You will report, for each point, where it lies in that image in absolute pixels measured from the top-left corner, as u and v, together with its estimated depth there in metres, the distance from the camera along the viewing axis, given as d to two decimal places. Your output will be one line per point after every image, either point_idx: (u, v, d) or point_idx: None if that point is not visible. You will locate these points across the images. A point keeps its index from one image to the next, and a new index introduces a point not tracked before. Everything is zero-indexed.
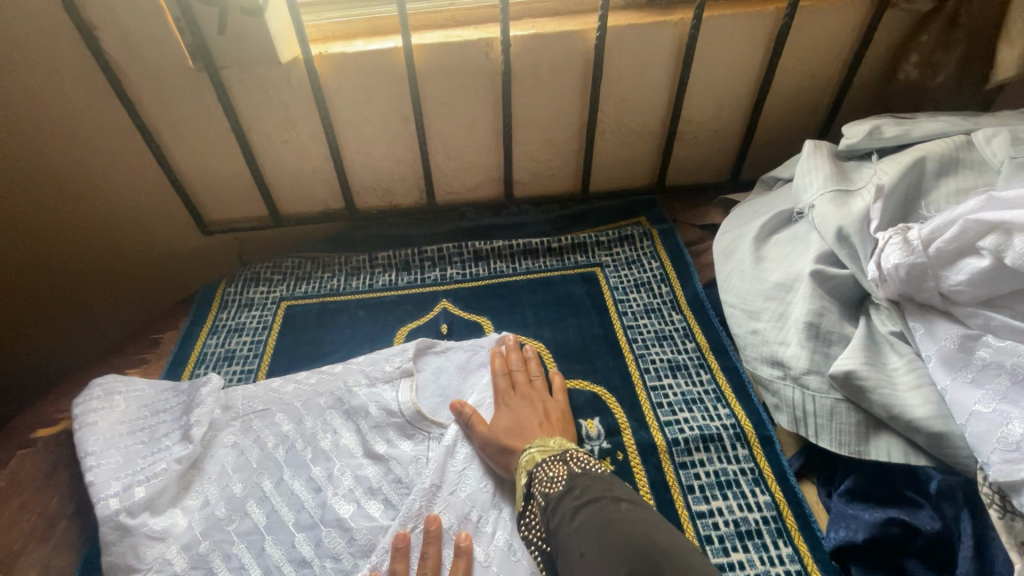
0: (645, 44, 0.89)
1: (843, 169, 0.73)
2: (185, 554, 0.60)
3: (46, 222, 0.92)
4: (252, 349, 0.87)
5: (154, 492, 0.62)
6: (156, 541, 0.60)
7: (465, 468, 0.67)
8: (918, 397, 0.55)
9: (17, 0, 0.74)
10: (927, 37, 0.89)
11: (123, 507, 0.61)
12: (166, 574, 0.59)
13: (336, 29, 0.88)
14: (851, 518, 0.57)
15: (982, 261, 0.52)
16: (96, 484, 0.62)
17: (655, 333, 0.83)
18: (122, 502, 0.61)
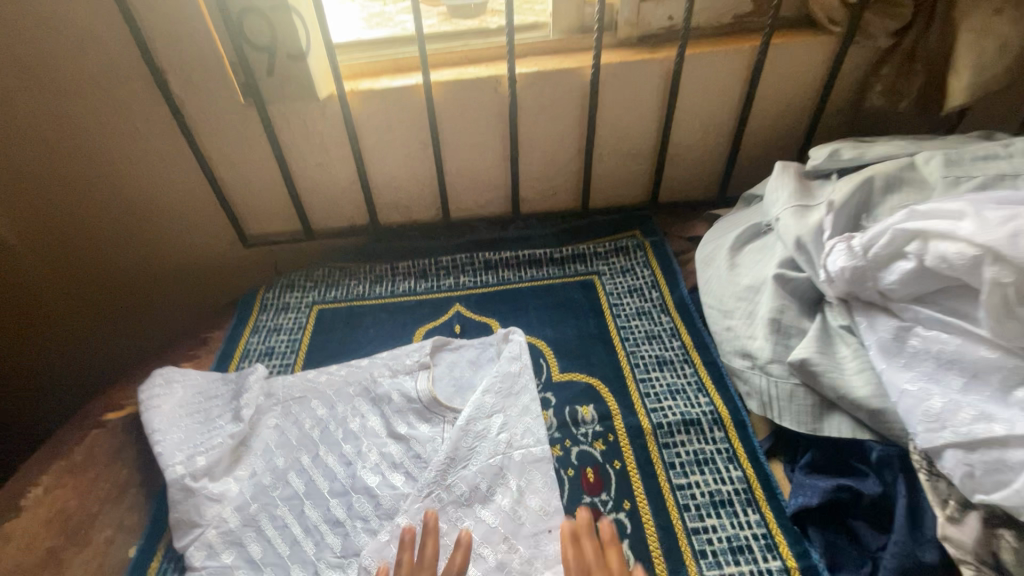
0: (635, 78, 1.01)
1: (807, 187, 0.83)
2: (237, 513, 0.71)
3: (119, 234, 1.09)
4: (289, 346, 0.98)
5: (212, 461, 0.74)
6: (214, 502, 0.71)
7: (475, 446, 0.75)
8: (861, 379, 0.65)
9: (103, 50, 0.89)
10: (889, 69, 0.99)
11: (186, 472, 0.72)
12: (223, 529, 0.69)
13: (364, 67, 1.01)
14: (808, 487, 0.66)
15: (909, 264, 0.60)
16: (164, 454, 0.74)
17: (646, 333, 0.93)
18: (187, 469, 0.72)
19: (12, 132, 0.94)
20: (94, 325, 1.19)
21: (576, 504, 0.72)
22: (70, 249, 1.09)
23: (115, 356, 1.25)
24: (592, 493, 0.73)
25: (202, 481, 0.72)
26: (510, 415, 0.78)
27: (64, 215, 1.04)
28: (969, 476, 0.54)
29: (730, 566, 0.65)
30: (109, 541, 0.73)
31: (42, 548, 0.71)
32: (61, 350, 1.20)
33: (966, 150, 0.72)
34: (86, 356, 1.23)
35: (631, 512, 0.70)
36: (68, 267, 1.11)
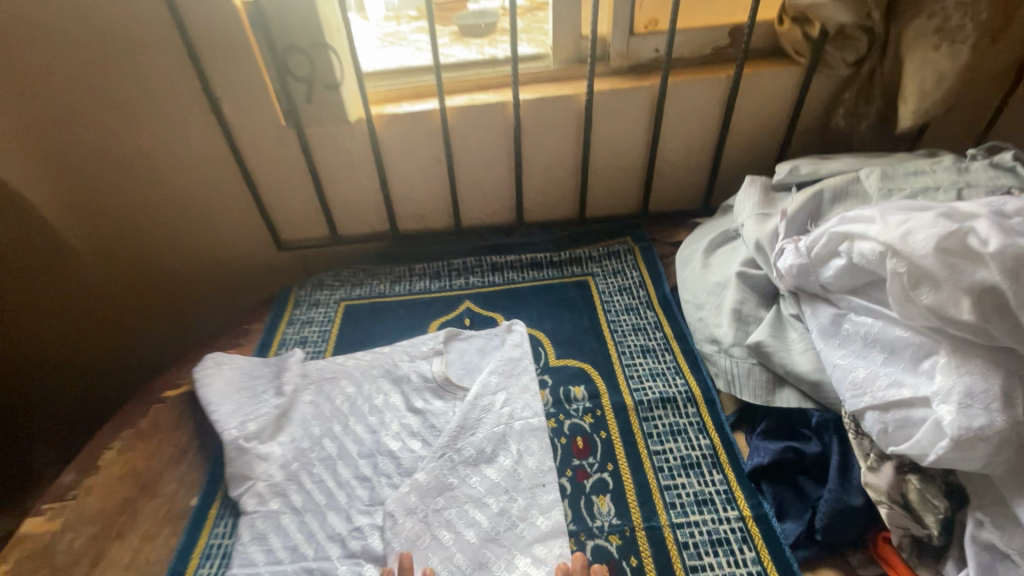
0: (624, 103, 1.15)
1: (771, 198, 0.96)
2: (281, 472, 0.84)
3: (171, 240, 1.25)
4: (320, 335, 1.12)
5: (261, 426, 0.88)
6: (263, 461, 0.85)
7: (482, 417, 0.87)
8: (805, 358, 0.78)
9: (170, 82, 1.05)
10: (850, 94, 1.11)
11: (238, 435, 0.86)
12: (270, 482, 0.83)
13: (387, 94, 1.17)
14: (762, 449, 0.78)
15: (841, 261, 0.72)
16: (220, 421, 0.88)
17: (632, 325, 1.06)
18: (240, 432, 0.86)
19: (85, 155, 1.12)
20: (151, 320, 1.37)
21: (567, 466, 0.84)
22: (130, 254, 1.26)
23: (168, 346, 1.43)
24: (581, 456, 0.85)
25: (250, 443, 0.86)
26: (512, 391, 0.91)
27: (125, 225, 1.22)
28: (884, 432, 0.66)
29: (695, 514, 0.76)
30: (175, 493, 0.87)
31: (119, 498, 0.85)
32: (124, 340, 1.39)
33: (900, 167, 0.85)
34: (144, 345, 1.42)
35: (613, 472, 0.83)
36: (129, 267, 1.28)
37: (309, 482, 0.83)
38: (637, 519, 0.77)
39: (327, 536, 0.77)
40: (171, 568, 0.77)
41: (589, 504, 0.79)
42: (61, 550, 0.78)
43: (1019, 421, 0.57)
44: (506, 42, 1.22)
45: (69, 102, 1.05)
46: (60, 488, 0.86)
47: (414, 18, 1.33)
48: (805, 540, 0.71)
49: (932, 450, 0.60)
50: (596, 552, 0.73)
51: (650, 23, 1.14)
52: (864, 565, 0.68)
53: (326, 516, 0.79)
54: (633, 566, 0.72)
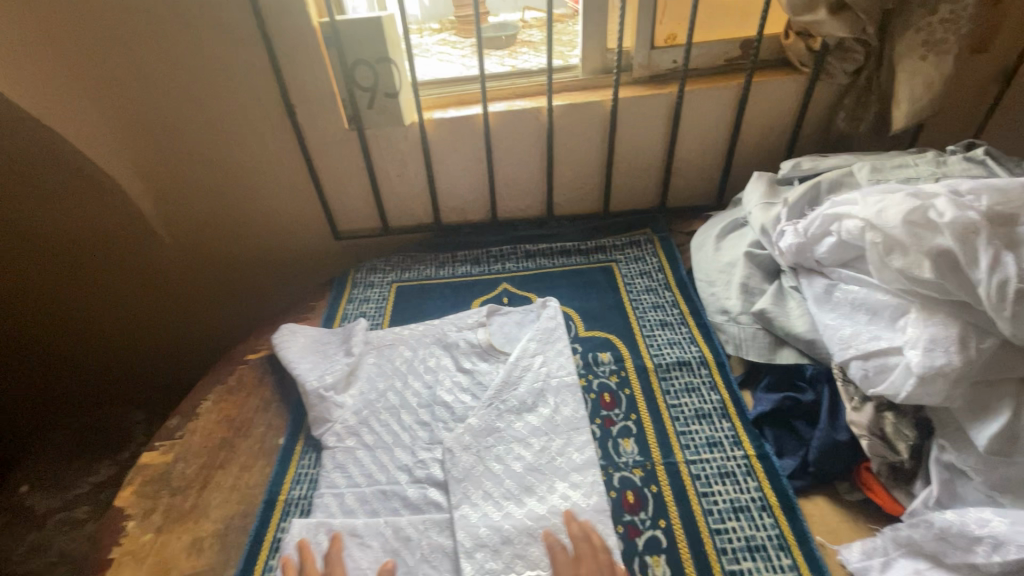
0: (646, 107, 1.29)
1: (776, 189, 1.10)
2: (353, 417, 1.00)
3: (246, 229, 1.43)
4: (377, 311, 1.28)
5: (336, 378, 1.04)
6: (338, 407, 1.01)
7: (523, 374, 1.02)
8: (803, 321, 0.91)
9: (254, 90, 1.22)
10: (849, 100, 1.25)
11: (317, 385, 1.02)
12: (346, 424, 0.99)
13: (436, 101, 1.33)
14: (765, 400, 0.92)
15: (832, 238, 0.86)
16: (301, 375, 1.04)
17: (653, 303, 1.20)
18: (319, 383, 1.02)
19: (177, 157, 1.30)
20: (226, 298, 1.57)
21: (596, 415, 0.98)
22: (206, 244, 1.45)
23: (231, 325, 1.64)
24: (608, 408, 0.99)
25: (326, 392, 1.02)
26: (548, 355, 1.06)
27: (205, 219, 1.41)
28: (865, 376, 0.79)
29: (706, 453, 0.90)
30: (264, 434, 1.03)
31: (218, 437, 1.02)
32: (204, 316, 1.61)
33: (888, 161, 0.98)
34: (218, 321, 1.63)
35: (636, 420, 0.97)
36: (208, 254, 1.48)
37: (377, 426, 0.99)
38: (657, 456, 0.91)
39: (396, 466, 0.92)
40: (268, 490, 0.93)
41: (616, 445, 0.93)
42: (175, 477, 0.95)
43: (972, 360, 0.68)
44: (524, 53, 1.41)
45: (167, 111, 1.24)
46: (169, 430, 1.03)
47: (435, 31, 1.51)
48: (800, 471, 0.84)
49: (902, 388, 0.73)
50: (622, 481, 0.87)
51: (669, 38, 1.30)
52: (850, 492, 0.82)
53: (395, 451, 0.95)
54: (654, 492, 0.86)
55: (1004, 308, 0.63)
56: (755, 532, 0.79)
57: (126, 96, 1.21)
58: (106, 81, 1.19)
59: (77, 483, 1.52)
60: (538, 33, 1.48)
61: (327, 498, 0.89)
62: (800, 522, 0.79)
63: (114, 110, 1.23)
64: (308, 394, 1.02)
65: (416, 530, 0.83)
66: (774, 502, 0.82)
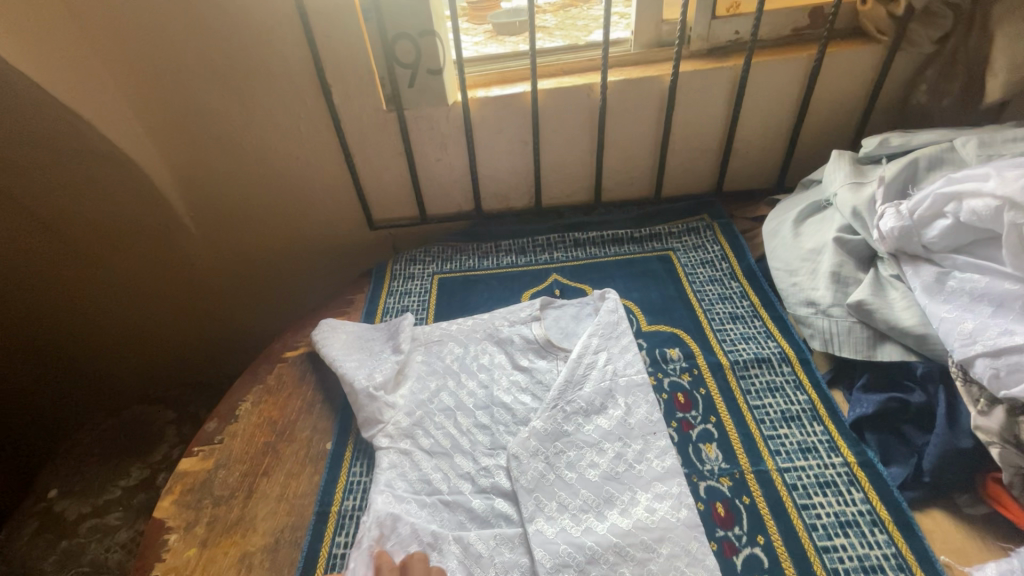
0: (708, 83, 1.20)
1: (861, 169, 1.00)
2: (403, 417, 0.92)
3: (277, 220, 1.37)
4: (420, 305, 1.21)
5: (386, 377, 0.96)
6: (390, 408, 0.93)
7: (587, 373, 0.94)
8: (909, 313, 0.82)
9: (288, 69, 1.14)
10: (933, 71, 1.15)
11: (367, 381, 0.95)
12: (397, 426, 0.91)
13: (478, 80, 1.24)
14: (865, 401, 0.83)
15: (947, 221, 0.77)
16: (348, 373, 0.96)
17: (720, 294, 1.11)
18: (369, 382, 0.95)
19: (205, 142, 1.23)
20: (255, 292, 1.52)
21: (672, 418, 0.90)
22: (234, 234, 1.39)
23: (258, 318, 1.59)
24: (684, 410, 0.91)
25: (378, 392, 0.94)
26: (613, 352, 0.98)
27: (233, 209, 1.34)
28: (995, 377, 0.69)
29: (800, 460, 0.82)
30: (310, 438, 0.96)
31: (260, 442, 0.95)
32: (233, 310, 1.56)
33: (997, 134, 0.88)
34: (248, 316, 1.57)
35: (717, 423, 0.88)
36: (239, 248, 1.42)
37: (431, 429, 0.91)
38: (745, 463, 0.82)
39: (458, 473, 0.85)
40: (319, 501, 0.86)
41: (698, 450, 0.85)
42: (217, 486, 0.89)
43: None
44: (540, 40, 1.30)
45: (195, 92, 1.16)
46: (207, 434, 0.97)
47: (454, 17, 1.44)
48: (912, 482, 0.76)
49: None
50: (710, 492, 0.79)
51: (732, 6, 1.19)
52: (973, 505, 0.73)
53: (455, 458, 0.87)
54: (747, 504, 0.78)
55: None
56: (868, 551, 0.71)
57: (151, 76, 1.13)
58: (134, 65, 1.12)
59: (110, 487, 1.45)
60: (552, 18, 1.40)
61: (385, 495, 0.81)
62: (920, 539, 0.71)
63: (143, 96, 1.16)
64: (356, 390, 0.94)
65: (486, 547, 0.75)
66: (885, 516, 0.74)
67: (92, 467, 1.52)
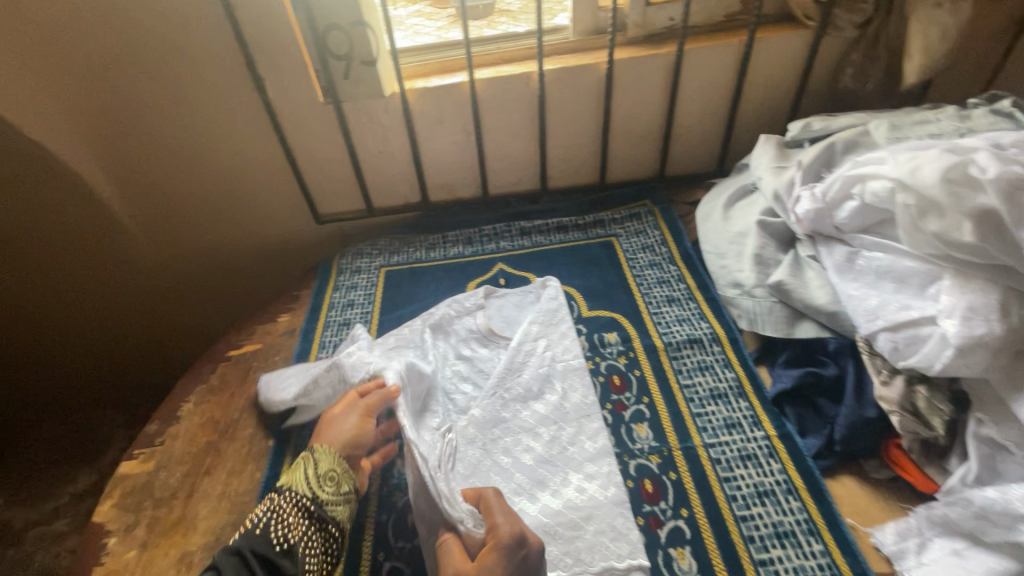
0: (644, 68, 1.21)
1: (786, 153, 1.03)
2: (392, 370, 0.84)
3: (220, 218, 1.33)
4: (366, 298, 1.20)
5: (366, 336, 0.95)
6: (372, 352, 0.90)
7: (526, 360, 0.96)
8: (823, 291, 0.86)
9: (218, 61, 1.11)
10: (857, 55, 1.18)
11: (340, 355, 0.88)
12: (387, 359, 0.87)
13: (417, 69, 1.23)
14: (784, 376, 0.87)
15: (854, 203, 0.80)
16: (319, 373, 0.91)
17: (659, 278, 1.14)
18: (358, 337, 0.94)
19: (141, 141, 1.19)
20: (201, 293, 1.47)
21: (607, 400, 0.93)
22: (178, 234, 1.35)
23: (208, 321, 1.54)
24: (618, 392, 0.94)
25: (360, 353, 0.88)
26: (552, 338, 1.00)
27: (175, 208, 1.30)
28: (895, 349, 0.74)
29: (724, 435, 0.86)
30: (253, 436, 0.95)
31: (203, 442, 0.94)
32: (178, 313, 1.50)
33: (906, 118, 0.91)
34: (195, 318, 1.53)
35: (649, 403, 0.92)
36: (181, 248, 1.37)
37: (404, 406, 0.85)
38: (673, 441, 0.86)
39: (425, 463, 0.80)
40: (261, 498, 0.85)
41: (630, 430, 0.88)
42: (158, 486, 0.88)
43: (1013, 328, 0.64)
44: (507, 23, 1.25)
45: (125, 88, 1.11)
46: (148, 437, 0.95)
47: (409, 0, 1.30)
48: (825, 451, 0.80)
49: (937, 360, 0.69)
50: (639, 469, 0.83)
51: None
52: (878, 470, 0.78)
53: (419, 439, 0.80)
54: (673, 479, 0.81)
55: None
56: (783, 518, 0.75)
57: (75, 71, 1.07)
58: (56, 59, 1.05)
59: (56, 494, 1.48)
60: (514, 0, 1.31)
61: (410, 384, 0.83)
62: (830, 504, 0.75)
63: (67, 92, 1.10)
64: (329, 370, 0.88)
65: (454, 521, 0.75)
66: (800, 485, 0.78)
67: (41, 484, 1.50)
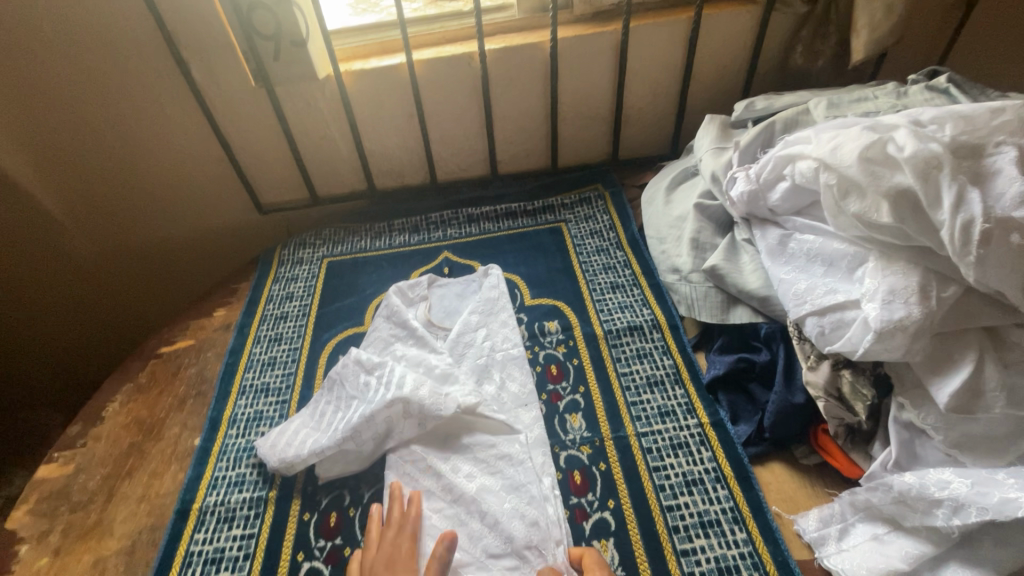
0: (590, 47, 1.17)
1: (728, 134, 1.01)
2: (474, 395, 0.81)
3: (155, 207, 1.28)
4: (306, 290, 1.15)
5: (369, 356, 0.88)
6: (374, 366, 0.86)
7: (464, 352, 0.93)
8: (755, 276, 0.84)
9: (138, 43, 1.05)
10: (807, 32, 1.15)
11: (402, 390, 0.79)
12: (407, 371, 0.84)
13: (355, 50, 1.18)
14: (718, 363, 0.86)
15: (786, 184, 0.78)
16: (351, 421, 0.79)
17: (604, 264, 1.11)
18: (361, 358, 0.87)
19: (67, 131, 1.12)
20: (140, 282, 1.42)
21: (543, 390, 0.91)
22: (118, 227, 1.30)
23: (152, 311, 1.49)
24: (555, 381, 0.92)
25: (425, 381, 0.82)
26: (492, 327, 0.97)
27: (111, 199, 1.24)
28: (822, 334, 0.72)
29: (658, 424, 0.84)
30: (178, 436, 0.91)
31: (126, 443, 0.90)
32: (117, 306, 1.45)
33: (845, 96, 0.89)
34: (134, 309, 1.47)
35: (584, 393, 0.90)
36: (117, 238, 1.32)
37: (428, 411, 0.78)
38: (606, 431, 0.84)
39: (455, 473, 0.77)
40: (181, 498, 0.82)
41: (563, 421, 0.86)
42: (76, 490, 0.84)
43: (933, 311, 0.62)
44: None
45: (44, 76, 1.05)
46: (69, 439, 0.92)
47: None
48: (756, 438, 0.79)
49: (860, 344, 0.67)
50: (569, 461, 0.81)
51: None
52: (807, 456, 0.77)
53: (449, 455, 0.79)
54: (603, 470, 0.80)
55: (969, 253, 0.56)
56: (709, 507, 0.74)
57: None
58: None
59: None
60: None
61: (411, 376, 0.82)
62: (756, 491, 0.75)
63: None
64: (390, 406, 0.78)
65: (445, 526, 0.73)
66: (728, 473, 0.77)
67: None
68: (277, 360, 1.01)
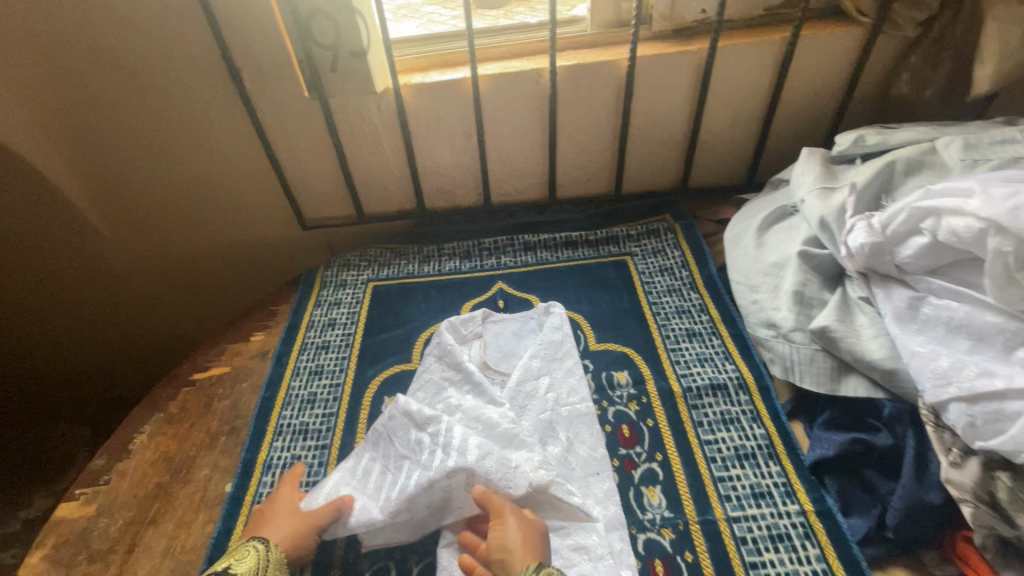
0: (670, 68, 1.06)
1: (833, 170, 0.88)
2: (546, 469, 0.71)
3: (198, 221, 1.22)
4: (349, 318, 1.07)
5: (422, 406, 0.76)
6: (426, 422, 0.75)
7: (526, 404, 0.82)
8: (876, 343, 0.73)
9: (190, 51, 0.98)
10: (916, 58, 1.03)
11: (465, 457, 0.70)
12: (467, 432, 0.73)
13: (413, 62, 1.10)
14: (825, 441, 0.74)
15: (924, 240, 0.66)
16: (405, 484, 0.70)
17: (677, 307, 1.00)
18: (410, 407, 0.77)
19: (113, 136, 1.07)
20: (178, 297, 1.37)
21: (614, 455, 0.80)
22: (158, 239, 1.24)
23: (172, 326, 1.44)
24: (627, 445, 0.81)
25: (492, 447, 0.72)
26: (555, 376, 0.87)
27: (153, 210, 1.19)
28: (971, 426, 0.60)
29: (752, 507, 0.73)
30: (208, 479, 0.83)
31: (153, 483, 0.83)
32: (153, 318, 1.40)
33: (984, 136, 0.77)
34: (170, 322, 1.43)
35: (663, 462, 0.79)
36: (157, 251, 1.26)
37: (494, 485, 0.69)
38: (690, 512, 0.73)
39: None
40: (209, 557, 0.74)
41: (639, 495, 0.75)
42: (96, 537, 0.77)
43: None
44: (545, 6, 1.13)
45: (95, 82, 1.00)
46: (92, 474, 0.84)
47: None
48: (873, 537, 0.67)
49: None
50: (649, 547, 0.70)
51: None
52: (938, 565, 0.65)
53: None
54: (689, 562, 0.68)
55: None
56: None
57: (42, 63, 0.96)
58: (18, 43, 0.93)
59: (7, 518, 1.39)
60: None
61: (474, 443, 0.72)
62: None
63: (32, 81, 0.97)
64: (452, 474, 0.69)
65: None
66: None
67: None
68: (317, 398, 0.93)
